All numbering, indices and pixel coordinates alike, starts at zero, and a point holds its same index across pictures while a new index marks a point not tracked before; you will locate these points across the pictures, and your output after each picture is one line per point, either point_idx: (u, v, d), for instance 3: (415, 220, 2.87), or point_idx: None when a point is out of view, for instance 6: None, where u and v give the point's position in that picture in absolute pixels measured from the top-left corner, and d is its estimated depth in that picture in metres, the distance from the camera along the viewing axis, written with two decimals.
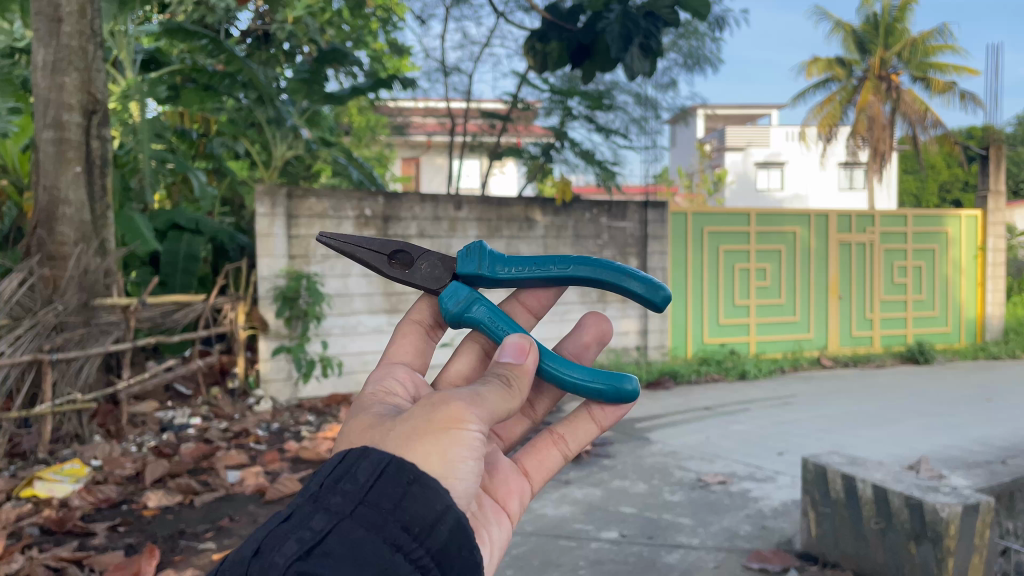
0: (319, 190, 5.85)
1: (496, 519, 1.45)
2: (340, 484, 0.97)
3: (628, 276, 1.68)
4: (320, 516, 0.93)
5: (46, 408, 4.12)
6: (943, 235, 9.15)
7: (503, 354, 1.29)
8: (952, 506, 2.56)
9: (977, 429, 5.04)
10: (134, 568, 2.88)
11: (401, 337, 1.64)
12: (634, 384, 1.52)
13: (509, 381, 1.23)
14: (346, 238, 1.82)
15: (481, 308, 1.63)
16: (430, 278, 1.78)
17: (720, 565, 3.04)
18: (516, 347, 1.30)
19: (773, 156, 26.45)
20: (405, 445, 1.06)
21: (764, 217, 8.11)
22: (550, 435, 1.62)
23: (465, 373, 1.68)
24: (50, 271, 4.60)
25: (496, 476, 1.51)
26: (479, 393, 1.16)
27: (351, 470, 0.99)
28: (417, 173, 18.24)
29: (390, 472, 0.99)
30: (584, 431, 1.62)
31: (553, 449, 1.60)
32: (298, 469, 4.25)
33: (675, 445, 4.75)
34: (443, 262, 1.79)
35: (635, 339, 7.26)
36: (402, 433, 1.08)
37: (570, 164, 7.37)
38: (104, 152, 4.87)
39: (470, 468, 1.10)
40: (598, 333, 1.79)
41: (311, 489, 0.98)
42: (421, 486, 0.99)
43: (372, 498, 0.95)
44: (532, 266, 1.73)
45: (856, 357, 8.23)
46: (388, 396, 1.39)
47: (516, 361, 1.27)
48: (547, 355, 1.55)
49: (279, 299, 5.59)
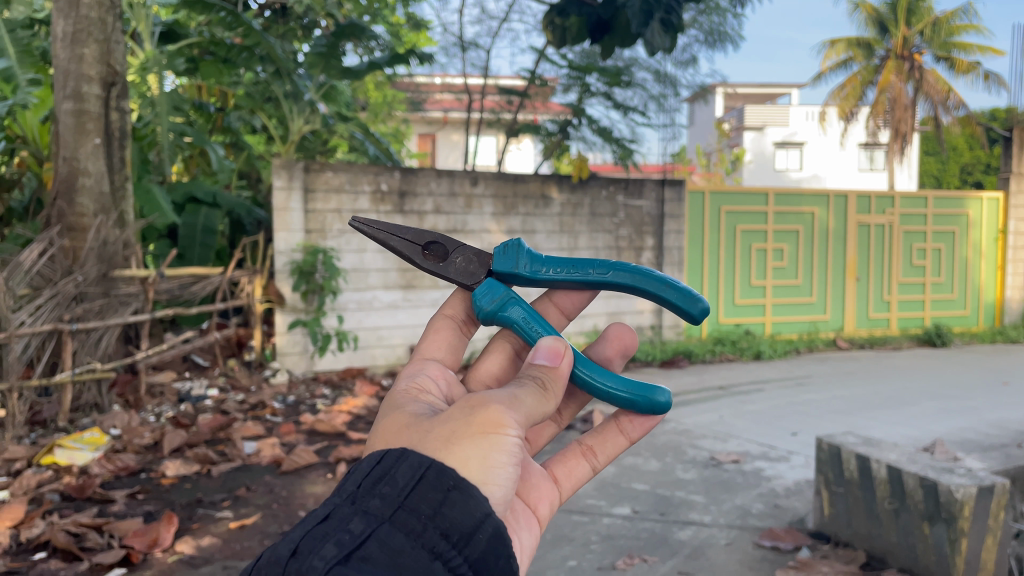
0: (335, 164, 5.85)
1: (527, 525, 1.38)
2: (379, 487, 0.94)
3: (667, 285, 1.62)
4: (359, 519, 0.90)
5: (67, 377, 4.19)
6: (965, 217, 9.01)
7: (537, 356, 1.26)
8: (966, 488, 2.55)
9: (995, 412, 5.00)
10: (153, 535, 2.94)
11: (434, 333, 1.58)
12: (667, 396, 1.47)
13: (545, 385, 1.21)
14: (382, 226, 1.80)
15: (517, 310, 1.59)
16: (465, 273, 1.76)
17: (732, 542, 3.05)
18: (550, 350, 1.27)
19: (791, 135, 26.27)
20: (445, 448, 1.02)
21: (782, 197, 8.05)
22: (579, 447, 1.59)
23: (496, 373, 1.64)
24: (70, 242, 4.65)
25: (529, 480, 1.44)
26: (516, 396, 1.13)
27: (390, 472, 0.96)
28: (432, 149, 18.37)
29: (430, 476, 0.96)
30: (613, 444, 1.59)
31: (581, 460, 1.57)
32: (314, 441, 4.29)
33: (689, 424, 4.75)
34: (478, 257, 1.77)
35: (650, 318, 7.28)
36: (441, 435, 1.04)
37: (588, 143, 7.33)
38: (123, 124, 4.92)
39: (508, 474, 1.07)
40: (621, 346, 1.70)
41: (348, 490, 0.96)
42: (461, 492, 0.96)
43: (412, 503, 0.93)
44: (571, 269, 1.68)
45: (872, 339, 8.19)
46: (422, 394, 1.34)
47: (550, 364, 1.24)
48: (581, 361, 1.52)
49: (296, 273, 5.64)
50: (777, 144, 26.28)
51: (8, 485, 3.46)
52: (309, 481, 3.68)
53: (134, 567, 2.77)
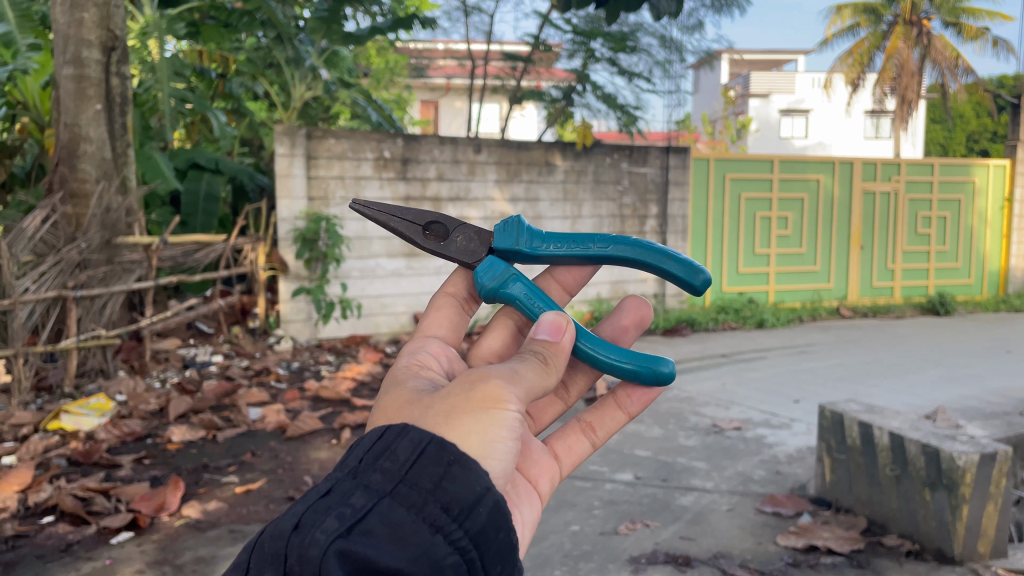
0: (338, 131, 5.81)
1: (528, 499, 1.35)
2: (380, 461, 0.89)
3: (667, 257, 1.58)
4: (359, 493, 0.86)
5: (71, 344, 4.20)
6: (970, 185, 8.93)
7: (539, 332, 1.22)
8: (968, 455, 2.57)
9: (997, 381, 5.01)
10: (159, 500, 2.97)
11: (436, 310, 1.55)
12: (671, 367, 1.45)
13: (546, 359, 1.17)
14: (382, 208, 1.76)
15: (518, 285, 1.56)
16: (466, 251, 1.72)
17: (733, 508, 3.07)
18: (552, 325, 1.23)
19: (797, 103, 26.03)
20: (445, 422, 0.98)
21: (787, 164, 8.00)
22: (578, 423, 1.55)
23: (498, 350, 1.61)
24: (73, 209, 4.64)
25: (529, 455, 1.41)
26: (516, 369, 1.10)
27: (391, 446, 0.90)
28: (435, 116, 18.27)
29: (431, 450, 0.90)
30: (611, 420, 1.55)
31: (581, 437, 1.53)
32: (318, 407, 4.32)
33: (692, 391, 4.77)
34: (479, 236, 1.73)
35: (653, 287, 7.30)
36: (441, 410, 1.00)
37: (591, 110, 7.27)
38: (124, 90, 4.88)
39: (508, 449, 1.03)
40: (638, 317, 1.68)
41: (349, 464, 0.90)
42: (462, 466, 0.90)
43: (412, 477, 0.87)
44: (571, 244, 1.64)
45: (875, 308, 8.20)
46: (423, 369, 1.32)
47: (552, 339, 1.20)
48: (582, 334, 1.48)
49: (299, 240, 5.62)
50: (782, 111, 26.02)
51: (15, 449, 3.49)
52: (313, 447, 3.70)
53: (141, 530, 2.81)
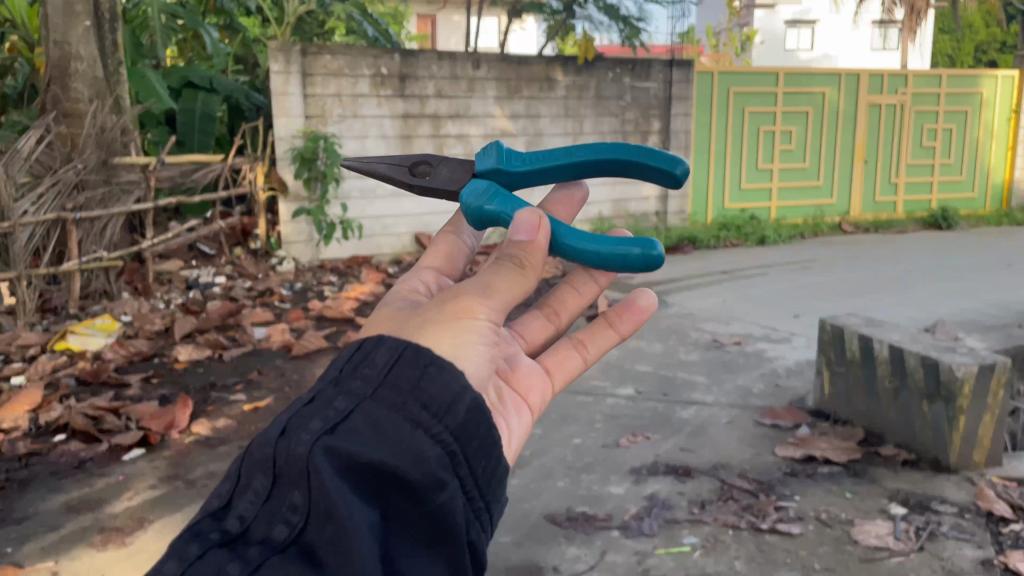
0: (333, 47, 5.68)
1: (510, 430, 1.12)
2: (356, 369, 0.80)
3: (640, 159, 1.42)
4: (335, 400, 0.77)
5: (74, 266, 4.22)
6: (978, 96, 8.77)
7: (514, 231, 1.02)
8: (967, 366, 2.61)
9: (998, 294, 5.03)
10: (169, 418, 3.02)
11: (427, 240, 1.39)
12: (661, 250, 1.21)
13: (524, 263, 1.00)
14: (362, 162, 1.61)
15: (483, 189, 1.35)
16: (451, 181, 1.53)
17: (733, 421, 3.13)
18: (526, 222, 1.02)
19: (803, 14, 25.36)
20: (418, 333, 0.89)
21: (792, 77, 7.84)
22: (569, 340, 1.29)
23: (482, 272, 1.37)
24: (68, 129, 4.60)
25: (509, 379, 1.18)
26: (490, 275, 0.97)
27: (367, 355, 0.82)
28: (433, 31, 17.86)
29: (408, 353, 0.81)
30: (603, 339, 1.29)
31: (572, 358, 1.26)
32: (322, 326, 4.36)
33: (693, 308, 4.80)
34: (464, 165, 1.55)
35: (655, 205, 7.26)
36: (414, 326, 0.91)
37: (593, 22, 7.09)
38: (112, 5, 4.75)
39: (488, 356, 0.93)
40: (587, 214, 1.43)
41: (326, 378, 0.82)
42: (440, 368, 0.80)
43: (391, 380, 0.78)
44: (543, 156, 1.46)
45: (877, 224, 8.17)
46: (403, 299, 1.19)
47: (528, 239, 1.01)
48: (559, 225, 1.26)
49: (297, 160, 5.56)
50: (788, 23, 25.38)
51: (24, 369, 3.54)
52: (318, 365, 3.74)
53: (153, 447, 2.87)
